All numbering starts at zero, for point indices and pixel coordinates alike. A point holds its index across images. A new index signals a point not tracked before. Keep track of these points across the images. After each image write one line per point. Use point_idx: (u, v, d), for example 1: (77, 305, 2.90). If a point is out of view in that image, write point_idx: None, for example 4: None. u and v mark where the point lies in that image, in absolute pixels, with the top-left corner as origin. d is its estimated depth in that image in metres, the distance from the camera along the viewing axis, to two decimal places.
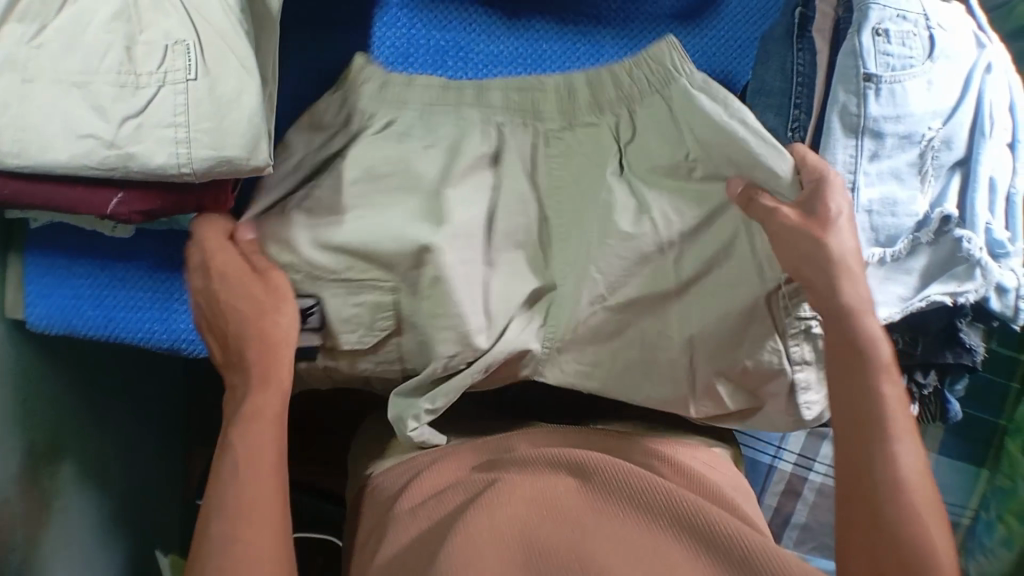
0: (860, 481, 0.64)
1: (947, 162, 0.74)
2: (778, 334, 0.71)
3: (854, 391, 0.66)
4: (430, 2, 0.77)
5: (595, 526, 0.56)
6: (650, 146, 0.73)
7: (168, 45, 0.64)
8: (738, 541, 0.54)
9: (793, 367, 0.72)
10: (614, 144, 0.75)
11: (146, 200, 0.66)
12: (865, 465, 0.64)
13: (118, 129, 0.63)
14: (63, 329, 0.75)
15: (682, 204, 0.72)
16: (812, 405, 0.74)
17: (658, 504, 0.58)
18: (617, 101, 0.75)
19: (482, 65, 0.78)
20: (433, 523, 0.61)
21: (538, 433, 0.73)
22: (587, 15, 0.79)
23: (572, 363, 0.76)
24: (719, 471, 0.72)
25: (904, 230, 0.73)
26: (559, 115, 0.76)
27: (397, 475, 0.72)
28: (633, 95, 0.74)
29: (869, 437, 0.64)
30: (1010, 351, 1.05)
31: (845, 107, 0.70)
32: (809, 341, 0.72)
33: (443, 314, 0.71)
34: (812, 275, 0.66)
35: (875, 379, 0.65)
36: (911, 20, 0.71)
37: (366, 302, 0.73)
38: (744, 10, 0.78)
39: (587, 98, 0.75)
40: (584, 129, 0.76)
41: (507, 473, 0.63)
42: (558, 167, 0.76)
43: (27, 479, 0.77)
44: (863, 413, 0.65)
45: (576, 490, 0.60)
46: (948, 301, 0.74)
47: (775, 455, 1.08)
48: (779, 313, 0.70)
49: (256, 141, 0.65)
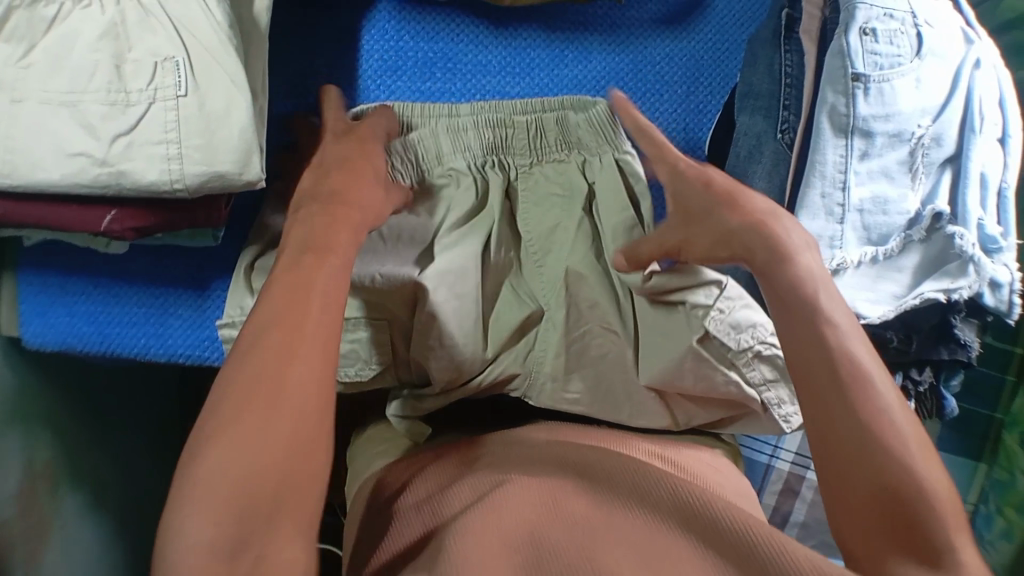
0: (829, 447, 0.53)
1: (937, 159, 0.74)
2: (722, 368, 0.66)
3: (807, 347, 0.57)
4: (417, 12, 0.76)
5: (601, 525, 0.55)
6: (605, 197, 0.74)
7: (157, 62, 0.64)
8: (727, 522, 0.52)
9: (757, 389, 0.66)
10: (581, 188, 0.75)
11: (140, 217, 0.67)
12: (839, 434, 0.53)
13: (109, 146, 0.63)
14: (58, 346, 0.75)
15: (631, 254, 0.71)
16: (793, 418, 0.67)
17: (659, 496, 0.57)
18: (583, 143, 0.75)
19: (469, 75, 0.77)
20: (435, 521, 0.61)
21: (535, 433, 0.72)
22: (574, 22, 0.78)
23: (558, 391, 0.73)
24: (722, 472, 0.72)
25: (896, 228, 0.74)
26: (526, 150, 0.76)
27: (403, 468, 0.73)
28: (592, 146, 0.75)
29: (848, 399, 0.54)
30: (1005, 345, 1.03)
31: (834, 108, 0.71)
32: (766, 361, 0.65)
33: (438, 346, 0.69)
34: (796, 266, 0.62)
35: (822, 326, 0.57)
36: (898, 18, 0.72)
37: (362, 338, 0.70)
38: (732, 13, 0.78)
39: (557, 135, 0.75)
40: (548, 172, 0.76)
41: (512, 476, 0.63)
42: (525, 199, 0.75)
43: (31, 498, 0.77)
44: (818, 369, 0.56)
45: (577, 490, 0.60)
46: (941, 299, 0.72)
47: (772, 455, 1.08)
48: (714, 347, 0.66)
49: (248, 156, 0.66)
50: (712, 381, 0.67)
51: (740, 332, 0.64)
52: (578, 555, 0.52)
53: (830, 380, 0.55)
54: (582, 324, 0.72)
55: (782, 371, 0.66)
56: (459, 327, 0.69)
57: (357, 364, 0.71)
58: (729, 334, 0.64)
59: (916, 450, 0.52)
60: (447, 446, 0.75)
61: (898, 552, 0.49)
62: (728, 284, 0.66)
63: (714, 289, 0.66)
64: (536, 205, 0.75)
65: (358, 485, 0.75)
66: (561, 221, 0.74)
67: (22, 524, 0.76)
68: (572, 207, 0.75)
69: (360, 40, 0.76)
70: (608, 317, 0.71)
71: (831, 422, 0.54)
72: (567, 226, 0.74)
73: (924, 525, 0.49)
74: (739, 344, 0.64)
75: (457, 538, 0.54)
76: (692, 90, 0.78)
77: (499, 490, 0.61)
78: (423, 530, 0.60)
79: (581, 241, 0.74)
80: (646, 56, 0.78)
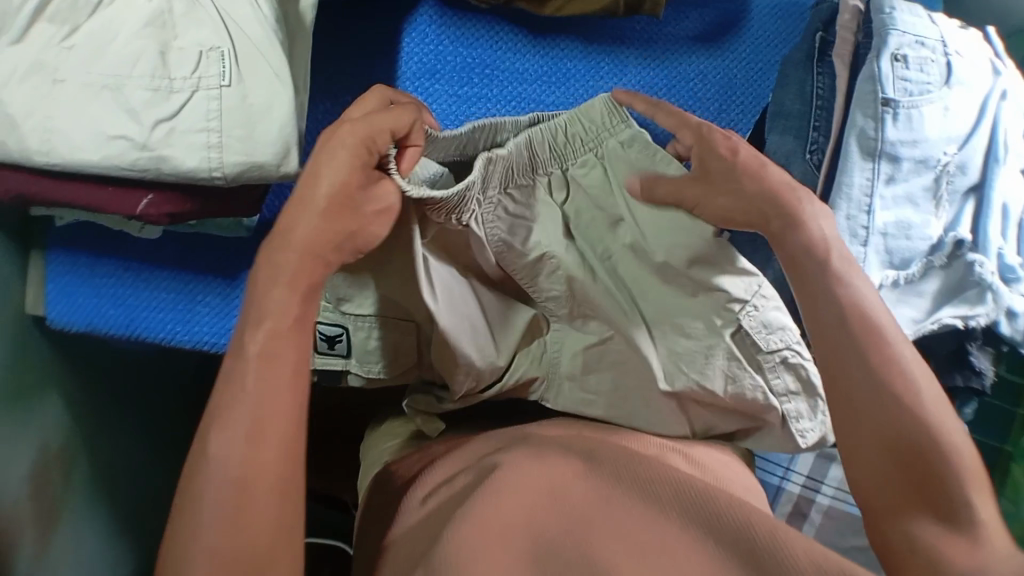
0: (855, 410, 0.58)
1: (960, 188, 0.75)
2: (751, 369, 0.67)
3: (829, 313, 0.60)
4: (459, 18, 0.76)
5: (607, 525, 0.56)
6: (587, 205, 0.70)
7: (202, 52, 0.65)
8: (748, 532, 0.53)
9: (778, 400, 0.68)
10: (554, 211, 0.70)
11: (176, 203, 0.68)
12: (855, 400, 0.58)
13: (150, 132, 0.64)
14: (83, 326, 0.76)
15: (630, 265, 0.69)
16: (808, 434, 0.69)
17: (669, 497, 0.57)
18: (561, 157, 0.69)
19: (506, 83, 0.77)
20: (442, 510, 0.61)
21: (551, 427, 0.72)
22: (612, 36, 0.79)
23: (575, 392, 0.74)
24: (736, 469, 0.71)
25: (918, 253, 0.75)
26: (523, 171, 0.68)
27: (414, 460, 0.73)
28: (566, 156, 0.69)
29: (868, 371, 0.58)
30: (1018, 377, 1.03)
31: (862, 131, 0.72)
32: (790, 371, 0.67)
33: (454, 364, 0.69)
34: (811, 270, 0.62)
35: (838, 293, 0.61)
36: (929, 46, 0.73)
37: (387, 340, 0.71)
38: (765, 35, 0.80)
39: (551, 149, 0.69)
40: (518, 191, 0.68)
41: (508, 459, 0.63)
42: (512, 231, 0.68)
43: (45, 478, 0.77)
44: (840, 335, 0.60)
45: (581, 479, 0.60)
46: (959, 324, 0.75)
47: (784, 477, 1.08)
48: (748, 347, 0.67)
49: (287, 149, 0.67)
50: (738, 385, 0.67)
51: (772, 332, 0.66)
52: (592, 552, 0.53)
53: (851, 343, 0.59)
54: (603, 333, 0.72)
55: (804, 385, 0.68)
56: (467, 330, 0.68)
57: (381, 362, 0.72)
58: (760, 333, 0.66)
59: (934, 408, 0.57)
60: (458, 438, 0.75)
61: (914, 504, 0.54)
62: (762, 282, 0.67)
63: (753, 284, 0.66)
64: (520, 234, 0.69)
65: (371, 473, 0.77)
66: (546, 244, 0.69)
67: (37, 503, 0.76)
68: (551, 229, 0.69)
69: (401, 42, 0.76)
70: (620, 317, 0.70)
71: (853, 386, 0.58)
72: (555, 254, 0.69)
73: (938, 479, 0.54)
74: (770, 344, 0.66)
75: (465, 523, 0.55)
76: (723, 108, 0.79)
77: (496, 471, 0.61)
78: (427, 522, 0.61)
79: (573, 265, 0.70)
80: (680, 72, 0.79)
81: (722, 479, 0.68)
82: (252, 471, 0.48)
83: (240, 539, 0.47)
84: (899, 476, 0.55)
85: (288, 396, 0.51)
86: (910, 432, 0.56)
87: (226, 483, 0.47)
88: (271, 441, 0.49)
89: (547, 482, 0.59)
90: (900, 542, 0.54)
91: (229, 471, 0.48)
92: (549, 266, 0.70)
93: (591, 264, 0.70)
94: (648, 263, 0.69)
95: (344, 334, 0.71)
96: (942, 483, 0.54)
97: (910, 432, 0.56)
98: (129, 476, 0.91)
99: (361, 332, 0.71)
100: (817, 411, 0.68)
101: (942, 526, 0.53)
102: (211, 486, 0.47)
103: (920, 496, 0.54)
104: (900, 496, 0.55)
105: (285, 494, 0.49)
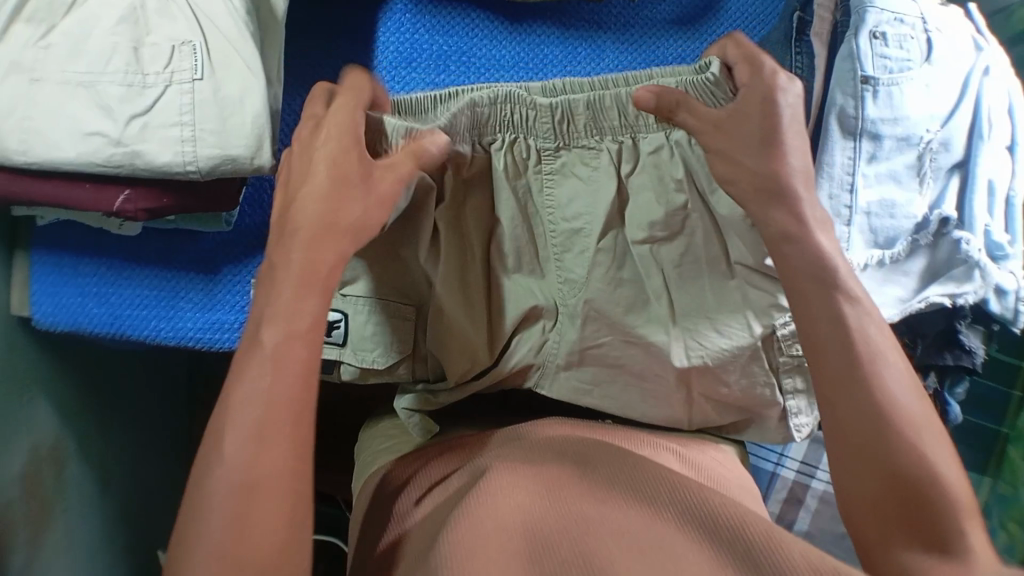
0: (857, 441, 0.56)
1: (945, 165, 0.74)
2: (768, 369, 0.68)
3: (827, 322, 0.58)
4: (434, 6, 0.77)
5: (600, 517, 0.55)
6: (644, 200, 0.66)
7: (174, 46, 0.65)
8: (743, 531, 0.51)
9: (784, 396, 0.69)
10: (610, 184, 0.66)
11: (153, 198, 0.68)
12: (845, 422, 0.57)
13: (124, 128, 0.64)
14: (68, 326, 0.76)
15: (670, 253, 0.66)
16: (802, 428, 0.72)
17: (663, 496, 0.57)
18: (619, 129, 0.66)
19: (484, 70, 0.77)
20: (437, 512, 0.61)
21: (549, 427, 0.71)
22: (587, 20, 0.78)
23: (573, 381, 0.70)
24: (728, 467, 0.72)
25: (903, 232, 0.74)
26: (551, 134, 0.66)
27: (409, 463, 0.72)
28: (635, 125, 0.66)
29: (859, 392, 0.57)
30: (1011, 358, 1.02)
31: (842, 110, 0.71)
32: (802, 373, 0.69)
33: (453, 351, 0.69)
34: (811, 290, 0.59)
35: (834, 299, 0.59)
36: (908, 23, 0.73)
37: (383, 326, 0.71)
38: (743, 17, 0.79)
39: (587, 121, 0.66)
40: (582, 165, 0.67)
41: (497, 464, 0.63)
42: (553, 194, 0.67)
43: (37, 482, 0.77)
44: (836, 354, 0.58)
45: (577, 479, 0.60)
46: (947, 302, 0.74)
47: (779, 462, 1.09)
48: (772, 350, 0.68)
49: (260, 141, 0.66)
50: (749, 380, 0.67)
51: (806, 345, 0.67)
52: (590, 550, 0.52)
53: (845, 365, 0.57)
54: (600, 337, 0.68)
55: (810, 385, 0.70)
56: (468, 319, 0.69)
57: (376, 350, 0.71)
58: (787, 341, 0.67)
59: (923, 432, 0.56)
60: (448, 445, 0.73)
61: (902, 531, 0.53)
62: None
63: None
64: (567, 199, 0.67)
65: (365, 478, 0.74)
66: (587, 222, 0.67)
67: (31, 510, 0.76)
68: (598, 207, 0.66)
69: (376, 33, 0.77)
70: (635, 326, 0.67)
71: (848, 404, 0.57)
72: (591, 233, 0.67)
73: (925, 508, 0.53)
74: (786, 344, 0.67)
75: (457, 521, 0.54)
76: None
77: (484, 476, 0.61)
78: (426, 519, 0.61)
79: (604, 253, 0.67)
80: (657, 58, 0.79)
81: (717, 477, 0.68)
82: (260, 473, 0.47)
83: (236, 551, 0.45)
84: (886, 502, 0.54)
85: (254, 411, 0.49)
86: (901, 457, 0.55)
87: (231, 489, 0.47)
88: (280, 446, 0.49)
89: (540, 486, 0.59)
90: (889, 570, 0.53)
91: (235, 476, 0.47)
92: (583, 246, 0.67)
93: (627, 254, 0.67)
94: (675, 256, 0.66)
95: (344, 320, 0.71)
96: (932, 509, 0.53)
97: (900, 457, 0.55)
98: (127, 478, 0.92)
99: (359, 317, 0.71)
100: (815, 409, 0.71)
101: (935, 555, 0.51)
102: (207, 539, 0.45)
103: (916, 528, 0.53)
104: (901, 530, 0.53)
105: (292, 502, 0.48)
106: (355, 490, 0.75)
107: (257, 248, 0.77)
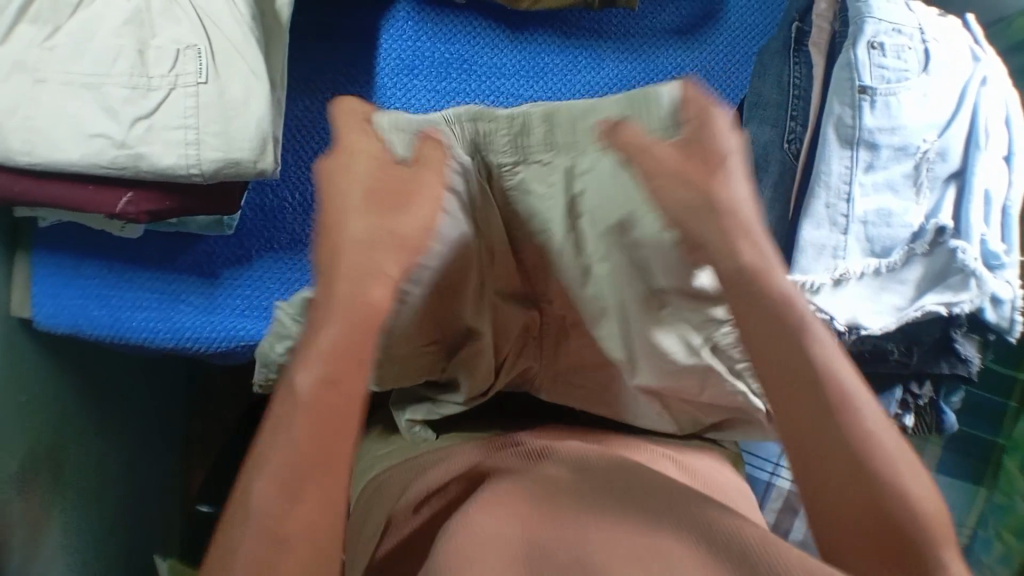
0: (846, 478, 0.49)
1: (941, 174, 0.74)
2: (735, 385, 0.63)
3: (787, 363, 0.51)
4: (435, 14, 0.80)
5: (594, 526, 0.54)
6: (594, 200, 0.58)
7: (179, 50, 0.66)
8: (737, 538, 0.52)
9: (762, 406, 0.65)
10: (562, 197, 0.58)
11: (155, 201, 0.69)
12: (820, 462, 0.50)
13: (129, 130, 0.65)
14: (69, 329, 0.75)
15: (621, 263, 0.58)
16: None
17: (657, 504, 0.57)
18: (569, 141, 0.57)
19: (487, 75, 0.81)
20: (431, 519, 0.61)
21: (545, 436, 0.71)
22: (590, 30, 0.84)
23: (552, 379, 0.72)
24: (724, 474, 0.72)
25: (899, 241, 0.73)
26: (511, 148, 0.58)
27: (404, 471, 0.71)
28: (579, 139, 0.57)
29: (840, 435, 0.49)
30: (1009, 369, 1.02)
31: (840, 118, 0.74)
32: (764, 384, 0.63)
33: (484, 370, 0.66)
34: (758, 326, 0.53)
35: (791, 338, 0.52)
36: (906, 34, 0.74)
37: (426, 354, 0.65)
38: (741, 30, 0.85)
39: (541, 129, 0.57)
40: (540, 179, 0.58)
41: (496, 472, 0.63)
42: (516, 206, 0.60)
43: (31, 484, 0.76)
44: (799, 400, 0.51)
45: (572, 485, 0.60)
46: (942, 313, 0.70)
47: (774, 472, 1.08)
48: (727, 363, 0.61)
49: (262, 146, 0.68)
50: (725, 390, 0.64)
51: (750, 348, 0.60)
52: (584, 555, 0.51)
53: (817, 400, 0.50)
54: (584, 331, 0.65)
55: None
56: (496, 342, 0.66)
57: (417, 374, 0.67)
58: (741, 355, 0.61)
59: (900, 465, 0.49)
60: (450, 447, 0.72)
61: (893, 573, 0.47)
62: None
63: None
64: (528, 215, 0.60)
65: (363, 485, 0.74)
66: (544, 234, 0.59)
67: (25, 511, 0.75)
68: (554, 216, 0.59)
69: (380, 41, 0.79)
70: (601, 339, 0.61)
71: (823, 453, 0.50)
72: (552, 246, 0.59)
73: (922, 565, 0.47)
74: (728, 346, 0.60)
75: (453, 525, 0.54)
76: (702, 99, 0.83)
77: (482, 483, 0.61)
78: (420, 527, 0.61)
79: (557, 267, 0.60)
80: (656, 66, 0.83)
81: (712, 484, 0.69)
82: (289, 525, 0.43)
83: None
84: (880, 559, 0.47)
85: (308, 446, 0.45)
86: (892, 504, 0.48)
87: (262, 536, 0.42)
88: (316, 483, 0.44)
89: (536, 493, 0.59)
90: None
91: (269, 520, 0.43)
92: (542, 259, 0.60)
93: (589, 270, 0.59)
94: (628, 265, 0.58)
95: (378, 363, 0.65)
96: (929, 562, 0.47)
97: (890, 506, 0.48)
98: (124, 479, 0.92)
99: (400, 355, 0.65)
100: None
101: None
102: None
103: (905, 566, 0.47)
104: None
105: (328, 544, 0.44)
106: (354, 496, 0.75)
107: (255, 252, 0.78)
